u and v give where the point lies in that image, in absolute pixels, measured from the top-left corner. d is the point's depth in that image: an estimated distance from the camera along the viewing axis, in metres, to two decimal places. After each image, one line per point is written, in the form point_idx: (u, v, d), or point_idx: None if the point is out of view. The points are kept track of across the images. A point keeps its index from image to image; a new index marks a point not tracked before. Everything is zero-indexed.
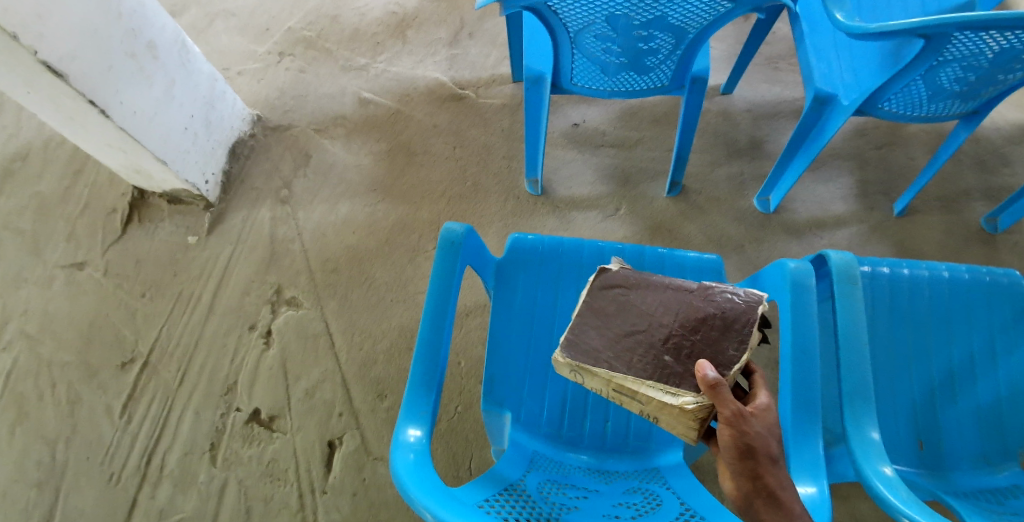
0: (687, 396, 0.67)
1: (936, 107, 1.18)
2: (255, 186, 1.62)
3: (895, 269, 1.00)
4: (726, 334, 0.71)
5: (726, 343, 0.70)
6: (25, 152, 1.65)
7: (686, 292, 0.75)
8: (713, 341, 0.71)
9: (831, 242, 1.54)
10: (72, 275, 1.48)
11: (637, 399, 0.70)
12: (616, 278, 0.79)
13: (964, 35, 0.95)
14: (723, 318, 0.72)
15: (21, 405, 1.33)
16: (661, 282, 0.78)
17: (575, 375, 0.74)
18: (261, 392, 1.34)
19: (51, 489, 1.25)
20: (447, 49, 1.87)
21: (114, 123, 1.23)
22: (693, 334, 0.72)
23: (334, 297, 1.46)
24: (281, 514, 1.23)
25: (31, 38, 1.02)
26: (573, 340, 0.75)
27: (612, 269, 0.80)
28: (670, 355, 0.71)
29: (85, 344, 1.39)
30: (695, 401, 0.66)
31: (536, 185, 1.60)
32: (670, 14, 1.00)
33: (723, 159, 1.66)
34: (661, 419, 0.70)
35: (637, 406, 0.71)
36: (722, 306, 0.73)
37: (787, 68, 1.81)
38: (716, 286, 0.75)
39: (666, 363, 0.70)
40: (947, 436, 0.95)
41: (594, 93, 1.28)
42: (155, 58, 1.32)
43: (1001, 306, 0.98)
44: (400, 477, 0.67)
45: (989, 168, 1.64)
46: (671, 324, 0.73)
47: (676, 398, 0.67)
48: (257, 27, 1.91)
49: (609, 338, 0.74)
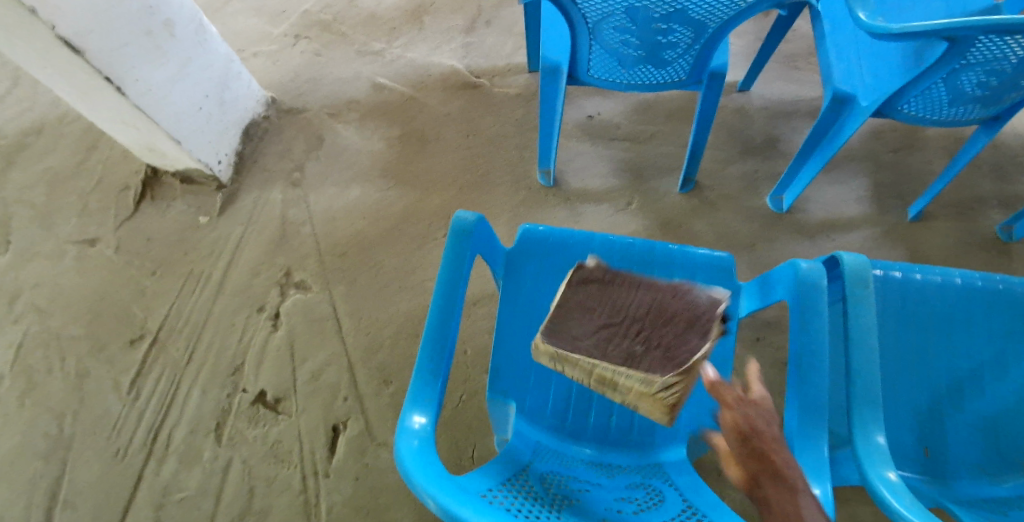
0: (657, 378, 0.72)
1: (957, 111, 1.16)
2: (267, 167, 1.62)
3: (909, 274, 0.98)
4: (692, 328, 0.77)
5: (693, 336, 0.76)
6: (41, 127, 1.66)
7: (658, 289, 0.82)
8: (680, 335, 0.76)
9: (843, 245, 1.53)
10: (84, 250, 1.49)
11: (613, 386, 0.74)
12: (594, 273, 0.84)
13: (989, 38, 0.94)
14: (690, 314, 0.78)
15: (31, 377, 1.35)
16: (637, 279, 0.83)
17: (556, 363, 0.79)
18: (267, 373, 1.35)
19: (58, 460, 1.27)
20: (463, 36, 1.86)
21: (130, 100, 1.24)
22: (662, 328, 0.78)
23: (342, 281, 1.46)
24: (283, 494, 1.24)
25: (48, 11, 1.02)
26: (555, 327, 0.79)
27: (589, 264, 0.85)
28: (640, 345, 0.76)
29: (95, 319, 1.41)
30: (665, 386, 0.72)
31: (547, 176, 1.59)
32: (691, 7, 0.99)
33: (736, 157, 1.65)
34: (633, 405, 0.75)
35: (612, 392, 0.75)
36: (689, 304, 0.79)
37: (806, 67, 1.79)
38: (685, 282, 0.82)
39: (636, 352, 0.75)
40: (950, 444, 0.95)
41: (610, 85, 1.27)
42: (172, 35, 1.32)
43: (1015, 315, 0.96)
44: (405, 463, 0.67)
45: (1007, 176, 1.62)
46: (642, 316, 0.79)
47: (649, 384, 0.72)
48: (274, 8, 1.91)
49: (588, 328, 0.79)
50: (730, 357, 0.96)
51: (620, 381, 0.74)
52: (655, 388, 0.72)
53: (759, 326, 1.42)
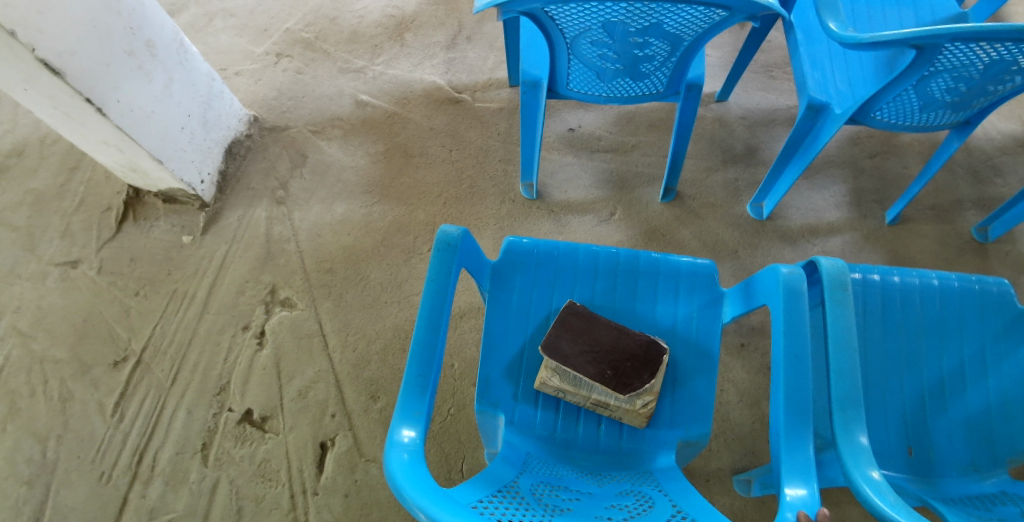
0: (638, 397, 0.89)
1: (929, 117, 1.20)
2: (251, 186, 1.62)
3: (887, 277, 1.01)
4: (648, 364, 0.91)
5: (646, 370, 0.90)
6: (21, 148, 1.65)
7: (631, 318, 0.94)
8: (637, 367, 0.90)
9: (824, 250, 1.56)
10: (66, 272, 1.47)
11: (582, 394, 0.91)
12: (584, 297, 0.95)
13: (955, 47, 0.96)
14: (647, 352, 0.92)
15: (13, 401, 1.32)
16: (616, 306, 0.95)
17: (558, 392, 0.93)
18: (254, 392, 1.34)
19: (42, 486, 1.25)
20: (445, 52, 1.88)
21: (111, 121, 1.23)
22: (627, 358, 0.91)
23: (328, 297, 1.46)
24: (272, 514, 1.23)
25: (30, 34, 1.02)
26: (549, 348, 0.91)
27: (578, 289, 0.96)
28: (609, 369, 0.90)
29: (77, 340, 1.39)
30: (618, 400, 0.89)
31: (531, 189, 1.61)
32: (666, 22, 1.00)
33: (717, 166, 1.67)
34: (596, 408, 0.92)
35: (580, 398, 0.92)
36: (650, 340, 0.92)
37: (782, 76, 1.83)
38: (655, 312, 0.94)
39: (607, 374, 0.89)
40: (937, 443, 0.96)
41: (591, 98, 1.29)
42: (154, 55, 1.32)
43: (992, 316, 0.99)
44: (396, 477, 0.67)
45: (980, 178, 1.66)
46: (619, 352, 0.91)
47: (608, 396, 0.89)
48: (256, 27, 1.92)
49: (574, 347, 0.91)
50: (716, 362, 0.97)
51: (612, 404, 0.90)
52: (639, 406, 0.90)
53: (744, 332, 1.44)
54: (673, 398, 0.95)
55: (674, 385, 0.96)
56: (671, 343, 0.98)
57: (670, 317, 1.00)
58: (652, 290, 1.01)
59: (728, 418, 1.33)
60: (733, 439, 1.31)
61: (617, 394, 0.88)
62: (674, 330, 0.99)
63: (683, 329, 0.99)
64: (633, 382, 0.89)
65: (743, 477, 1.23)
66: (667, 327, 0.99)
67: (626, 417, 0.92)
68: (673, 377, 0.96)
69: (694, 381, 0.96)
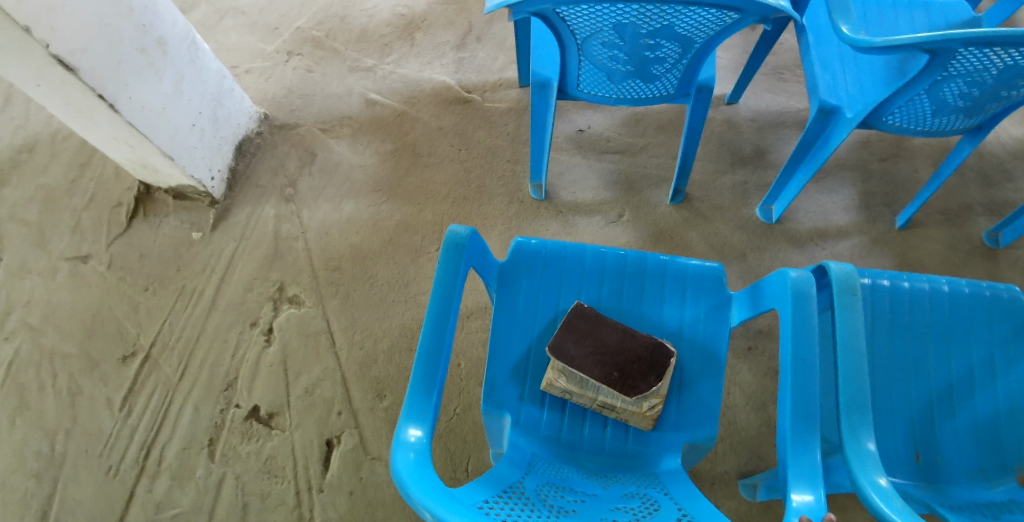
0: (643, 399, 0.90)
1: (940, 121, 1.18)
2: (260, 183, 1.63)
3: (896, 282, 1.00)
4: (654, 367, 0.91)
5: (652, 373, 0.90)
6: (34, 144, 1.67)
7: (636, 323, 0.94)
8: (643, 370, 0.90)
9: (832, 254, 1.55)
10: (76, 267, 1.49)
11: (586, 396, 0.91)
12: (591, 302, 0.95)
13: (968, 50, 0.95)
14: (653, 354, 0.92)
15: (22, 396, 1.33)
16: None
17: (564, 393, 0.93)
18: (261, 389, 1.35)
19: (49, 480, 1.26)
20: (454, 51, 1.88)
21: (122, 117, 1.24)
22: (633, 361, 0.91)
23: (336, 295, 1.46)
24: (277, 511, 1.23)
25: (43, 31, 1.03)
26: (555, 349, 0.91)
27: None
28: (616, 371, 0.90)
29: (86, 336, 1.40)
30: (622, 403, 0.89)
31: (540, 189, 1.60)
32: (677, 24, 1.00)
33: (726, 168, 1.67)
34: (602, 409, 0.92)
35: (584, 400, 0.92)
36: (656, 342, 0.92)
37: (792, 79, 1.82)
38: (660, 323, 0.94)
39: (614, 376, 0.89)
40: (944, 449, 0.95)
41: (600, 99, 1.29)
42: (165, 53, 1.33)
43: (1001, 322, 0.98)
44: (401, 477, 0.67)
45: (992, 183, 1.65)
46: (626, 357, 0.91)
47: (612, 398, 0.89)
48: (267, 25, 1.93)
49: (583, 349, 0.91)
50: (723, 365, 0.97)
51: (617, 406, 0.90)
52: (645, 409, 0.90)
53: (751, 335, 1.43)
54: (679, 401, 0.95)
55: (681, 388, 0.95)
56: (678, 345, 0.98)
57: (677, 320, 1.00)
58: (659, 292, 1.01)
59: (734, 422, 1.33)
60: (738, 443, 1.30)
61: (624, 397, 0.88)
62: (681, 333, 0.99)
63: (690, 331, 0.99)
64: (639, 385, 0.89)
65: (749, 481, 1.23)
66: (673, 329, 0.99)
67: (632, 419, 0.92)
68: (679, 379, 0.96)
69: (701, 384, 0.95)
